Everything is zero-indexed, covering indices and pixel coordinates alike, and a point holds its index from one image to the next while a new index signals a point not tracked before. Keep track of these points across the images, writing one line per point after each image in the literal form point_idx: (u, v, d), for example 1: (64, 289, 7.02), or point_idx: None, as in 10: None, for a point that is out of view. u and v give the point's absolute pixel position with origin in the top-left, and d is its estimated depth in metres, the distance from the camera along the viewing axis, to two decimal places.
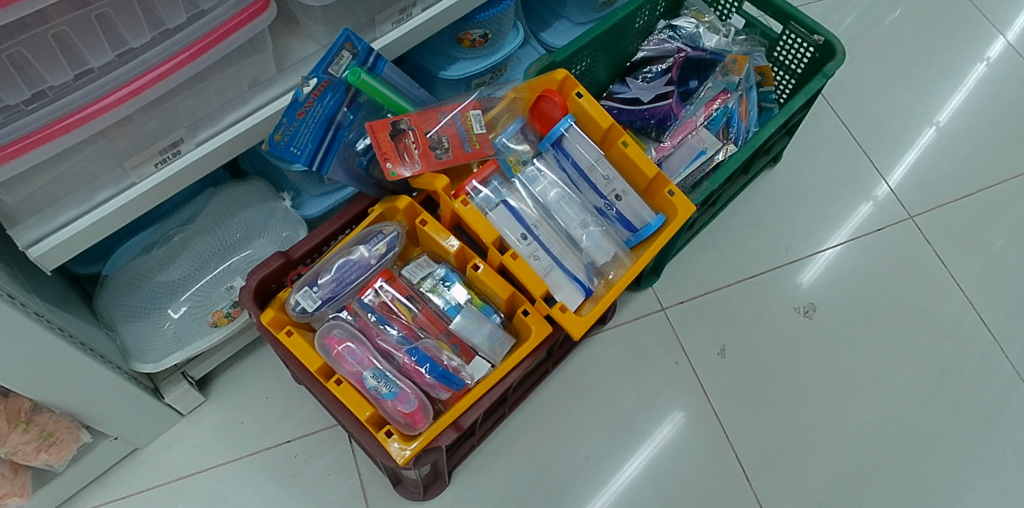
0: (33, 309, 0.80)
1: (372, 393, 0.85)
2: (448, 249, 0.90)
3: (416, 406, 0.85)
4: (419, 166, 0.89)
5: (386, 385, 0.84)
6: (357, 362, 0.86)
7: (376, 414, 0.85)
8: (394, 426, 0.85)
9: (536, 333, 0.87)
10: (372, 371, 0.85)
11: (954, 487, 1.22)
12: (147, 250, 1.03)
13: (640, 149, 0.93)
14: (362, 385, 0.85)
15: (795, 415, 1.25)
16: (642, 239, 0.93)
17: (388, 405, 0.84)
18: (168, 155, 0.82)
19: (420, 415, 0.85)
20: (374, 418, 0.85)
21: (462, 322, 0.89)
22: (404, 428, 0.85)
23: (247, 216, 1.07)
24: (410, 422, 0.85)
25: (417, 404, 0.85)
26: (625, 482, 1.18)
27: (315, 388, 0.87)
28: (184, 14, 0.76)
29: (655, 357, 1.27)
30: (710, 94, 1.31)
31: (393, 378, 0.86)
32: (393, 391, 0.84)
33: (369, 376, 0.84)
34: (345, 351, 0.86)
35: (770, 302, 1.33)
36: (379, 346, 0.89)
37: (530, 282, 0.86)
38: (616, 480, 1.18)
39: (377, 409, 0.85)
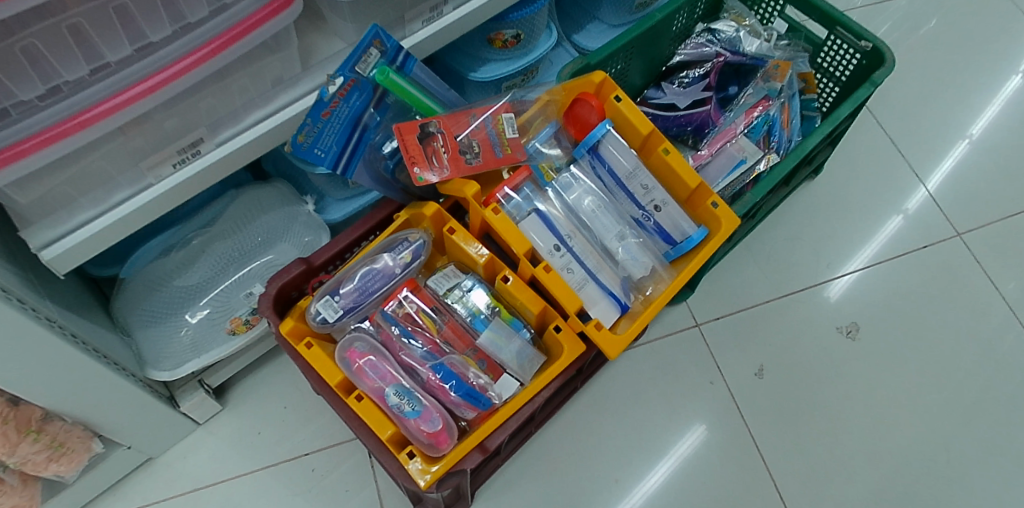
0: (46, 315, 0.76)
1: (393, 411, 0.80)
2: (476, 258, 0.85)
3: (441, 426, 0.81)
4: (448, 171, 0.84)
5: (409, 402, 0.80)
6: (379, 378, 0.82)
7: (398, 434, 0.81)
8: (417, 446, 0.80)
9: (569, 352, 0.82)
10: (394, 387, 0.81)
11: None
12: (166, 253, 0.99)
13: (682, 157, 0.87)
14: (383, 402, 0.80)
15: (835, 441, 1.18)
16: (683, 252, 0.88)
17: (411, 424, 0.80)
18: (187, 155, 0.78)
19: (444, 435, 0.81)
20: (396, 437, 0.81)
21: (490, 337, 0.84)
22: (426, 449, 0.81)
23: (268, 220, 1.03)
24: (433, 443, 0.81)
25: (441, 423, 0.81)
26: (647, 495, 1.12)
27: (334, 404, 0.83)
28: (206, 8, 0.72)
29: (688, 375, 1.21)
30: (751, 101, 1.25)
31: (417, 395, 0.82)
32: (416, 409, 0.80)
33: (392, 393, 0.80)
34: (367, 365, 0.82)
35: (809, 320, 1.26)
36: (401, 360, 0.85)
37: (563, 298, 0.81)
38: (638, 496, 1.12)
39: (399, 428, 0.81)
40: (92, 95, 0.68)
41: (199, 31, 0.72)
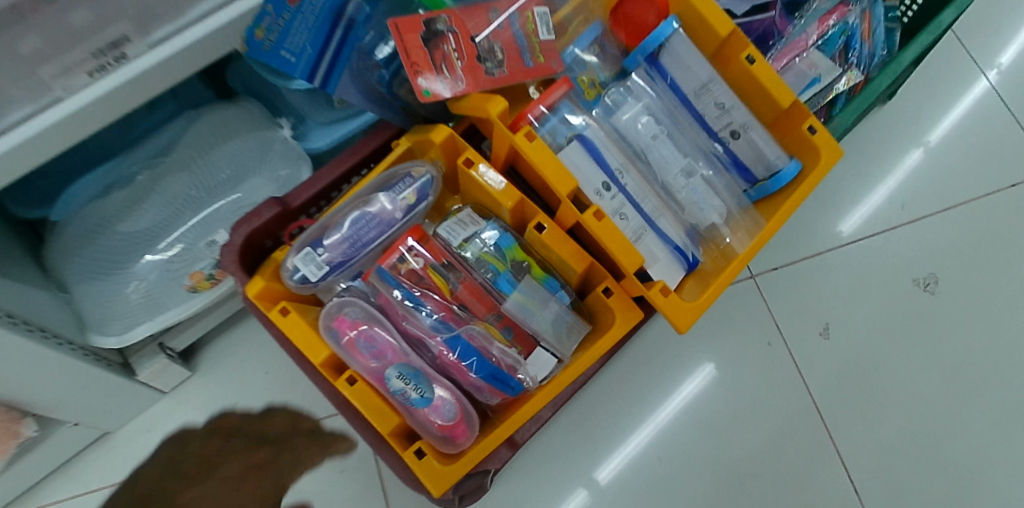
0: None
1: (397, 399, 0.62)
2: (490, 190, 0.64)
3: (458, 415, 0.63)
4: (463, 84, 0.63)
5: (417, 386, 0.62)
6: (377, 354, 0.63)
7: (402, 425, 0.63)
8: (427, 441, 0.63)
9: (621, 320, 0.63)
10: (397, 367, 0.62)
11: None
12: (106, 191, 0.78)
13: (770, 67, 0.66)
14: (384, 386, 0.62)
15: (908, 412, 1.02)
16: (767, 194, 0.68)
17: (419, 413, 0.62)
18: (108, 59, 0.57)
19: (462, 427, 0.63)
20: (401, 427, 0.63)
21: (518, 301, 0.66)
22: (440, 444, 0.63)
23: (234, 148, 0.81)
24: (450, 435, 0.63)
25: (459, 412, 0.63)
26: (654, 431, 0.98)
27: (322, 384, 0.65)
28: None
29: (741, 336, 1.03)
30: (825, 6, 1.01)
31: (427, 377, 0.63)
32: (426, 393, 0.62)
33: (393, 375, 0.62)
34: (361, 338, 0.63)
35: (882, 271, 1.07)
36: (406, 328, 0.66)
37: (620, 253, 0.60)
38: (642, 431, 0.98)
39: (404, 418, 0.63)
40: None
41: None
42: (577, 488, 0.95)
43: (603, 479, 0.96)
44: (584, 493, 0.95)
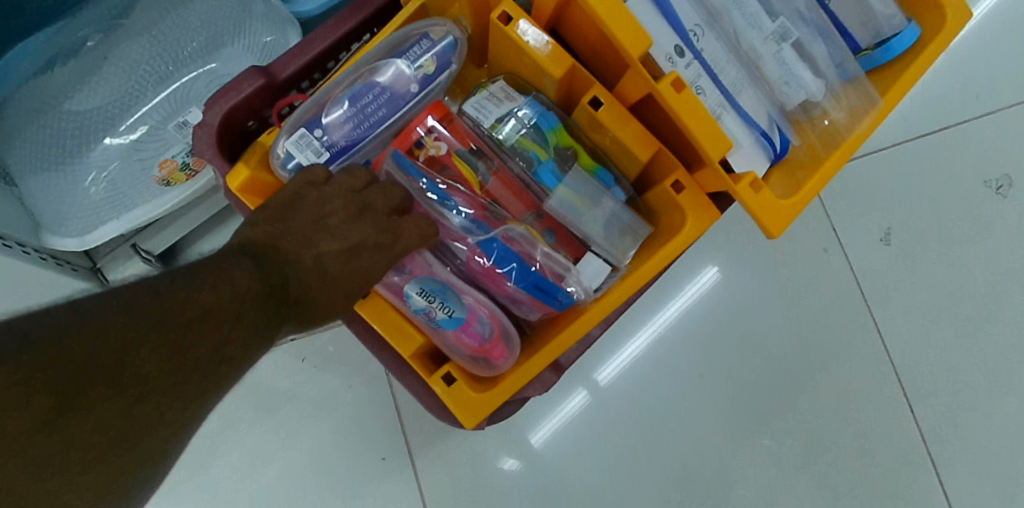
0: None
1: (420, 319, 0.52)
2: (535, 55, 0.50)
3: (494, 333, 0.52)
4: None
5: (440, 302, 0.51)
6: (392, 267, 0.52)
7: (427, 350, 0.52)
8: (456, 366, 0.52)
9: (697, 222, 0.51)
10: (415, 280, 0.52)
11: None
12: (51, 63, 0.65)
13: None
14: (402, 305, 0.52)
15: (970, 323, 0.93)
16: (872, 67, 0.55)
17: (446, 335, 0.52)
18: None
19: (498, 347, 0.52)
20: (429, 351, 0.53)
21: (564, 199, 0.53)
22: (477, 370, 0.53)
23: (203, 10, 0.66)
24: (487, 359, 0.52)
25: (496, 329, 0.52)
26: (662, 328, 0.87)
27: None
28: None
29: (795, 242, 0.90)
30: None
31: (456, 292, 0.52)
32: (451, 310, 0.51)
33: (410, 290, 0.51)
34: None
35: (953, 166, 0.94)
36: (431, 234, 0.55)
37: (702, 135, 0.47)
38: (649, 330, 0.87)
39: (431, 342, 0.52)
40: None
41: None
42: (577, 389, 0.85)
43: (604, 381, 0.86)
44: (583, 394, 0.85)
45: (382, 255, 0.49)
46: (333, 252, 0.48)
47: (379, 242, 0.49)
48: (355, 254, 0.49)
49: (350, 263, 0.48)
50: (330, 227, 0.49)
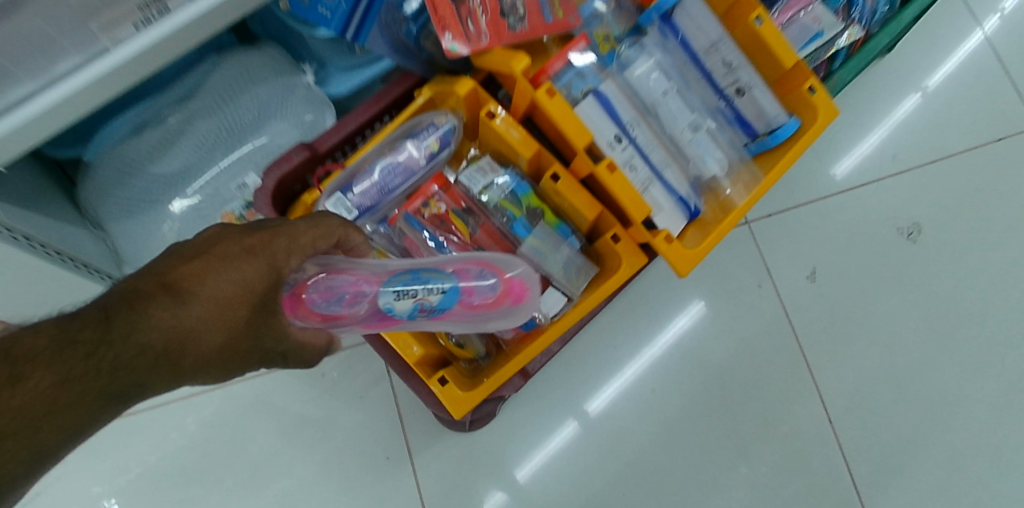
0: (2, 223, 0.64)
1: (424, 313, 0.63)
2: (512, 142, 0.68)
3: (494, 283, 0.65)
4: (488, 40, 0.67)
5: (422, 285, 0.62)
6: (353, 298, 0.61)
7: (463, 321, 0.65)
8: (499, 316, 0.66)
9: (628, 265, 0.69)
10: (385, 288, 0.61)
11: None
12: (139, 130, 0.81)
13: (775, 29, 0.70)
14: (402, 315, 0.62)
15: (885, 350, 1.10)
16: (767, 148, 0.73)
17: (460, 308, 0.64)
18: (152, 13, 0.61)
19: (512, 284, 0.66)
20: (474, 323, 0.66)
21: (533, 245, 0.71)
22: (515, 309, 0.67)
23: (259, 92, 0.83)
24: (516, 296, 0.66)
25: (489, 282, 0.65)
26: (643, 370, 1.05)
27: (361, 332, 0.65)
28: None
29: (735, 278, 1.08)
30: None
31: (420, 272, 0.63)
32: (439, 287, 0.62)
33: (392, 300, 0.61)
34: (310, 305, 0.61)
35: (871, 217, 1.13)
36: (363, 239, 0.63)
37: (628, 202, 0.66)
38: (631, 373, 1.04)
39: (458, 317, 0.65)
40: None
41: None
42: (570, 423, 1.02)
43: (594, 412, 1.03)
44: (575, 425, 1.02)
45: (255, 254, 0.56)
46: (193, 271, 0.54)
47: (248, 245, 0.56)
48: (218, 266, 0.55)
49: (208, 274, 0.54)
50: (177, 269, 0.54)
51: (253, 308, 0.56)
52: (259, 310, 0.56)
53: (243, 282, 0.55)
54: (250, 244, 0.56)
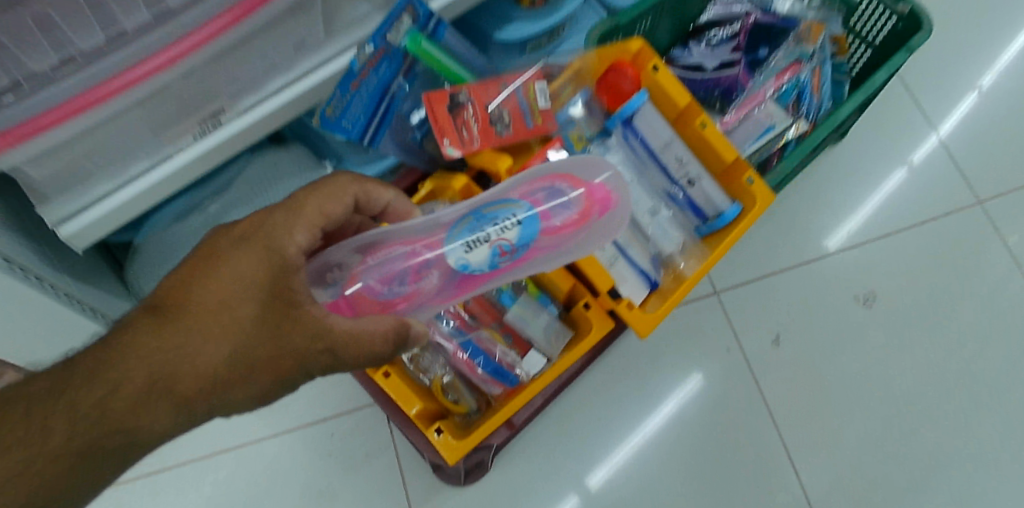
0: (36, 274, 0.74)
1: (506, 246, 0.66)
2: None
3: (565, 207, 0.68)
4: (478, 143, 0.81)
5: (491, 227, 0.66)
6: (419, 270, 0.66)
7: (553, 245, 0.68)
8: (585, 228, 0.70)
9: (598, 329, 0.82)
10: (456, 245, 0.66)
11: (998, 483, 1.19)
12: (182, 218, 0.95)
13: (717, 131, 0.84)
14: (486, 264, 0.66)
15: (846, 407, 1.20)
16: (715, 229, 0.87)
17: (542, 235, 0.67)
18: (208, 126, 0.78)
19: (586, 204, 0.69)
20: (561, 248, 0.70)
21: (517, 313, 0.83)
22: (600, 220, 0.71)
23: (285, 186, 0.96)
24: (592, 197, 0.70)
25: (559, 204, 0.68)
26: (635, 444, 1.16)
27: (459, 296, 0.70)
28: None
29: (705, 343, 1.21)
30: (781, 65, 1.18)
31: (483, 219, 0.67)
32: (511, 221, 0.66)
33: (470, 252, 0.65)
34: (375, 290, 0.66)
35: (828, 287, 1.27)
36: (378, 188, 0.69)
37: (595, 276, 0.80)
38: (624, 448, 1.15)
39: (546, 244, 0.68)
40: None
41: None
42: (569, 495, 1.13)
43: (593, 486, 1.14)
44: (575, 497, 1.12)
45: (250, 245, 0.61)
46: (202, 276, 0.61)
47: (241, 237, 0.62)
48: (219, 262, 0.61)
49: (211, 270, 0.61)
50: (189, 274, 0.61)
51: (263, 308, 0.60)
52: (266, 310, 0.60)
53: (245, 285, 0.60)
54: (242, 234, 0.62)
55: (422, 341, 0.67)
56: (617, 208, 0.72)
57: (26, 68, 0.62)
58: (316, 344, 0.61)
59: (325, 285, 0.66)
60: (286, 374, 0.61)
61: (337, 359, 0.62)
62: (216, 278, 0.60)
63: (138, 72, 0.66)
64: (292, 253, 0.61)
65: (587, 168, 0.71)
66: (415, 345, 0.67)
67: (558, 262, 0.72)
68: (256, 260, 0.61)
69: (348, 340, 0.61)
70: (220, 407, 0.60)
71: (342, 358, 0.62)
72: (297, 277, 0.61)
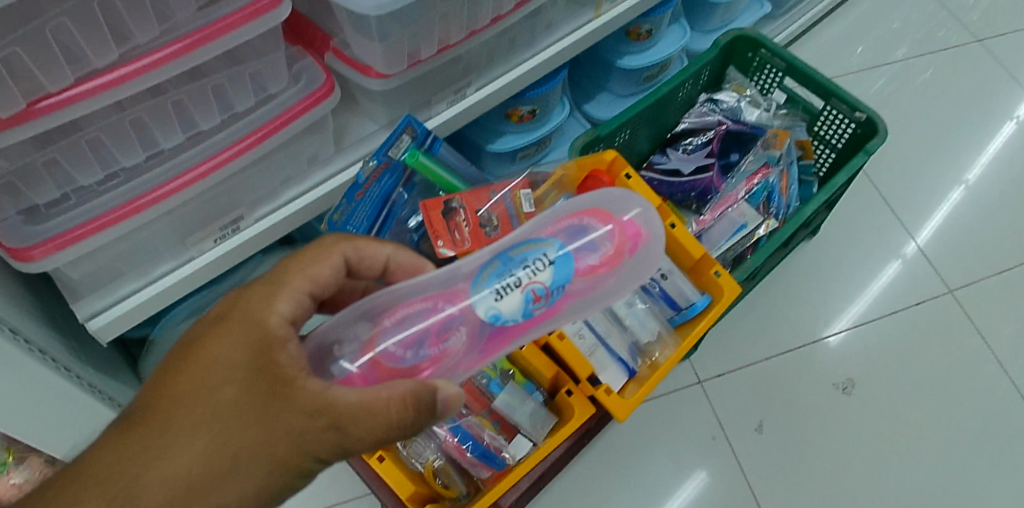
0: (29, 340, 0.74)
1: (539, 287, 0.59)
2: None
3: (594, 242, 0.61)
4: (468, 243, 0.90)
5: (520, 270, 0.59)
6: (441, 329, 0.59)
7: (591, 285, 0.61)
8: (621, 263, 0.62)
9: (580, 413, 0.89)
10: (484, 294, 0.59)
11: None
12: (196, 314, 1.03)
13: (687, 231, 0.95)
14: (519, 314, 0.59)
15: (832, 491, 1.24)
16: (687, 318, 0.95)
17: (577, 275, 0.60)
18: (228, 231, 0.86)
19: (615, 236, 0.62)
20: (598, 290, 0.62)
21: (505, 401, 0.90)
22: (634, 255, 0.64)
23: None
24: (626, 232, 0.63)
25: (588, 239, 0.61)
26: None
27: (492, 355, 0.62)
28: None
29: (691, 430, 1.27)
30: (751, 168, 1.29)
31: (508, 265, 0.59)
32: (543, 262, 0.59)
33: (501, 300, 0.58)
34: (393, 357, 0.58)
35: (809, 375, 1.33)
36: (365, 246, 0.65)
37: (575, 364, 0.88)
38: None
39: (583, 286, 0.61)
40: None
41: (216, 11, 0.70)
42: None
43: None
44: None
45: (225, 325, 0.58)
46: (179, 367, 0.57)
47: (215, 322, 0.59)
48: (195, 349, 0.57)
49: (189, 359, 0.57)
50: (168, 368, 0.57)
51: (243, 392, 0.55)
52: (247, 396, 0.55)
53: (224, 370, 0.56)
54: (216, 318, 0.59)
55: (450, 410, 0.58)
56: (655, 244, 0.65)
57: (74, 181, 0.72)
58: (312, 422, 0.54)
59: (336, 358, 0.59)
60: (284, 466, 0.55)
61: (347, 441, 0.55)
62: (194, 367, 0.56)
63: (172, 185, 0.75)
64: (271, 322, 0.57)
65: (618, 200, 0.64)
66: (445, 417, 0.58)
67: (596, 307, 0.64)
68: (234, 341, 0.57)
69: (351, 414, 0.54)
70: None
71: (351, 438, 0.55)
72: (282, 349, 0.56)
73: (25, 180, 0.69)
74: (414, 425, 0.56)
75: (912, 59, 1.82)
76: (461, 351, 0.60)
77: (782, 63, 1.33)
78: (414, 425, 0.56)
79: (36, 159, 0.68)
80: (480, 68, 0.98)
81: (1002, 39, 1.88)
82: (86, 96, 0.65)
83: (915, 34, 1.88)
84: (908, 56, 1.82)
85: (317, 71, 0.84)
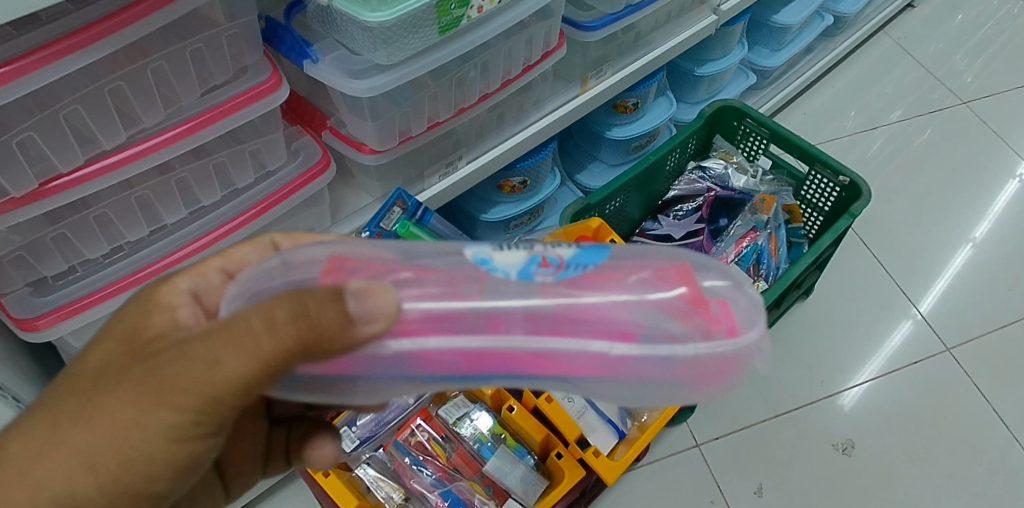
0: None
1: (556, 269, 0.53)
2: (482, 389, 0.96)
3: (646, 273, 0.55)
4: None
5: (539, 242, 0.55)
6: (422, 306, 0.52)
7: (622, 307, 0.54)
8: (674, 310, 0.54)
9: (570, 477, 0.91)
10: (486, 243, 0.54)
11: None
12: None
13: None
14: (514, 269, 0.53)
15: None
16: None
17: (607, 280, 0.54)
18: None
19: (677, 281, 0.55)
20: (642, 324, 0.54)
21: (496, 465, 0.93)
22: (692, 314, 0.55)
23: None
24: (700, 288, 0.55)
25: (641, 268, 0.55)
26: None
27: (480, 358, 0.53)
28: (228, 73, 0.77)
29: (691, 496, 1.26)
30: (740, 232, 1.33)
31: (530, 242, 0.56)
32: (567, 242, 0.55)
33: (499, 251, 0.53)
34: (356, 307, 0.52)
35: (809, 436, 1.33)
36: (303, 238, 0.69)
37: (563, 426, 0.90)
38: None
39: (615, 299, 0.54)
40: (18, 50, 0.60)
41: (218, 97, 0.76)
42: None
43: None
44: None
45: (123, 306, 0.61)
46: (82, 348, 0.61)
47: None
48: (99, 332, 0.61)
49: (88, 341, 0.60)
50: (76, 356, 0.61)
51: (116, 350, 0.56)
52: (119, 350, 0.56)
53: (105, 337, 0.58)
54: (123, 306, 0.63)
55: (374, 317, 0.51)
56: (748, 332, 0.55)
57: (81, 255, 0.76)
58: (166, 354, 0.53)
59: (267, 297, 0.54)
60: (132, 437, 0.54)
61: (201, 384, 0.52)
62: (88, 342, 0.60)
63: (172, 258, 0.79)
64: (160, 291, 0.60)
65: (699, 261, 0.57)
66: (359, 322, 0.51)
67: (633, 366, 0.54)
68: (121, 313, 0.60)
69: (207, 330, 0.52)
70: (111, 500, 0.56)
71: (200, 378, 0.52)
72: (164, 311, 0.58)
73: (35, 254, 0.73)
74: (294, 320, 0.50)
75: (903, 122, 1.87)
76: (429, 302, 0.52)
77: (767, 132, 1.37)
78: (301, 330, 0.50)
79: (46, 234, 0.72)
80: (470, 142, 1.04)
81: (991, 101, 1.94)
82: (89, 177, 0.69)
83: (905, 98, 1.94)
84: (899, 119, 1.88)
85: (315, 149, 0.89)
